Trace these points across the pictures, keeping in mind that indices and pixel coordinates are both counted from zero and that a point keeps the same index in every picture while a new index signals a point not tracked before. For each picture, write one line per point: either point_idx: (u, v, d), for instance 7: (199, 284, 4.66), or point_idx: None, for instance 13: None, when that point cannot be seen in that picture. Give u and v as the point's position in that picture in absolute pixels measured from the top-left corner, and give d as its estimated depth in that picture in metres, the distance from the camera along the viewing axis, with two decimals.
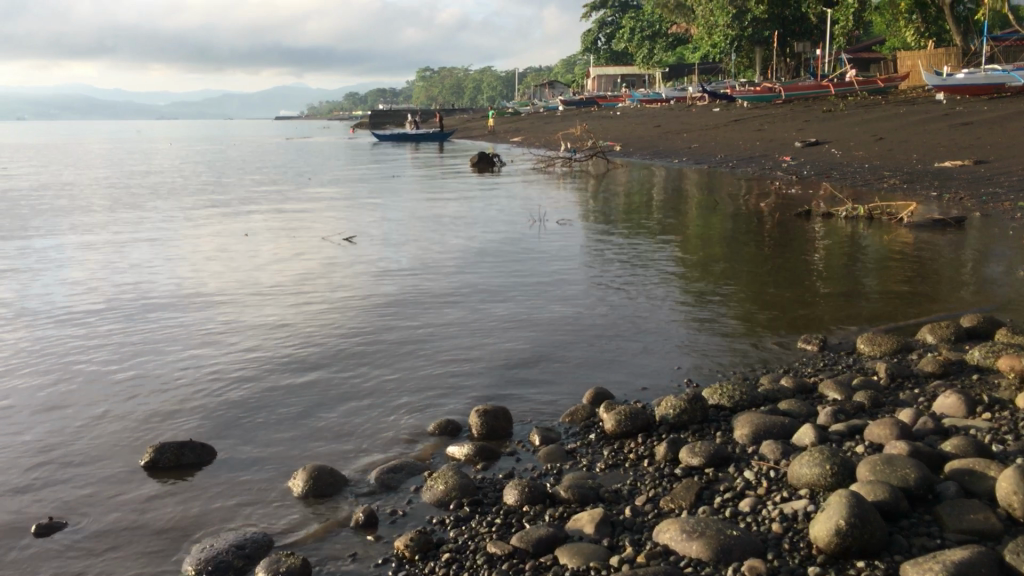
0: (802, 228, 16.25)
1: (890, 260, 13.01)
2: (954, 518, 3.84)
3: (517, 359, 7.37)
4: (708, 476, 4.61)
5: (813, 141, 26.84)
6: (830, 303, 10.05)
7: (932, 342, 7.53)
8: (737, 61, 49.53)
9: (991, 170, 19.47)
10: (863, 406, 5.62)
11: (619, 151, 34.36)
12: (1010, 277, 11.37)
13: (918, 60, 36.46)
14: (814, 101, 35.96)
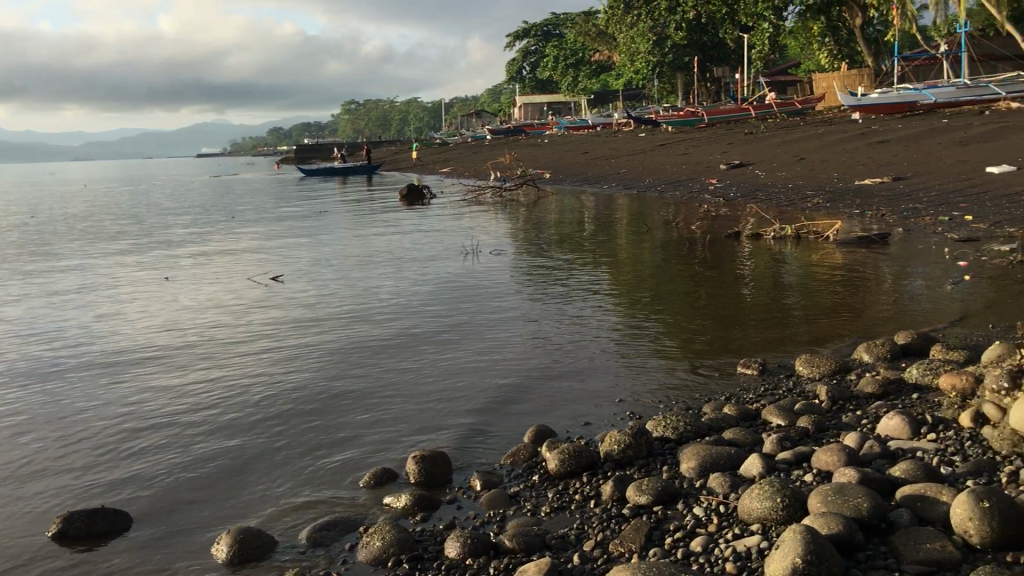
0: (732, 250, 16.37)
1: (820, 278, 13.12)
2: (910, 547, 3.73)
3: (455, 396, 7.13)
4: (658, 515, 4.44)
5: (738, 163, 27.22)
6: (765, 324, 10.06)
7: (869, 361, 7.52)
8: (659, 87, 50.30)
9: (910, 186, 19.91)
10: (808, 431, 5.53)
11: (548, 179, 34.46)
12: (936, 292, 11.53)
13: (833, 81, 37.39)
14: (736, 124, 36.61)
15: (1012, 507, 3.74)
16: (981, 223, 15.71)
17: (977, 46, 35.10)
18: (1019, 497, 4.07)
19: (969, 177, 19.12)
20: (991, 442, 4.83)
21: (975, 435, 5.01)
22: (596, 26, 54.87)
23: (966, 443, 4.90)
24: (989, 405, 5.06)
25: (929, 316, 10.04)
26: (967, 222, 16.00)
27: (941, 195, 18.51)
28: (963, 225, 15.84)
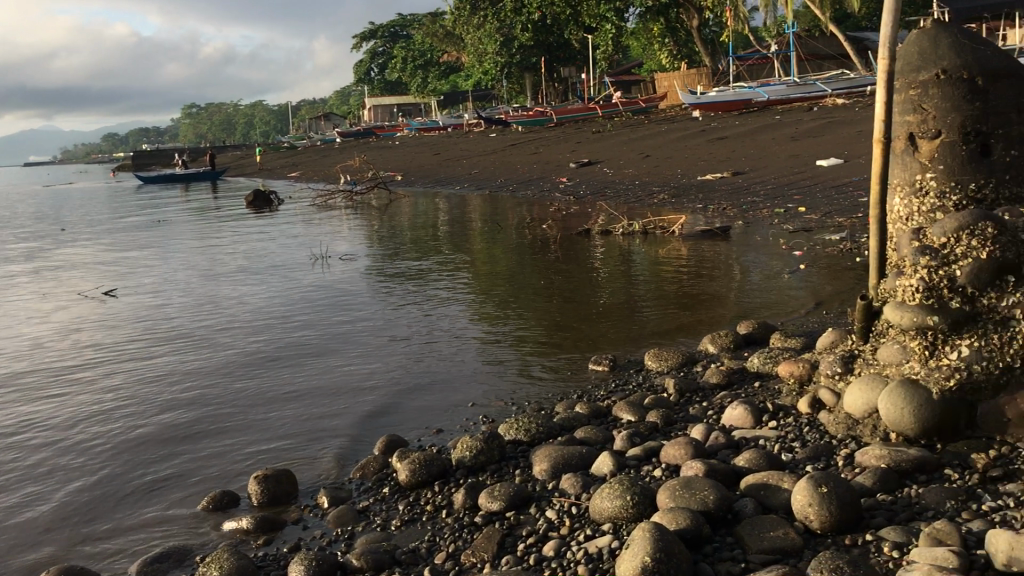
0: (583, 247, 16.63)
1: (667, 272, 13.46)
2: (755, 537, 3.79)
3: (304, 411, 6.90)
4: (511, 521, 4.38)
5: (586, 162, 27.73)
6: (617, 319, 10.22)
7: (714, 352, 7.72)
8: (508, 87, 50.70)
9: (748, 180, 20.74)
10: (657, 425, 5.59)
11: (400, 181, 34.20)
12: (775, 281, 12.01)
13: (674, 80, 38.59)
14: (584, 123, 37.30)
15: (848, 491, 3.85)
16: (813, 215, 16.50)
17: (804, 46, 36.95)
18: (854, 479, 4.22)
19: (802, 170, 20.06)
20: (828, 427, 5.01)
21: (813, 420, 5.18)
22: (443, 27, 54.87)
23: (804, 429, 5.06)
24: (825, 390, 5.24)
25: (771, 305, 10.43)
26: (800, 214, 16.78)
27: (776, 188, 19.35)
28: (797, 217, 16.59)
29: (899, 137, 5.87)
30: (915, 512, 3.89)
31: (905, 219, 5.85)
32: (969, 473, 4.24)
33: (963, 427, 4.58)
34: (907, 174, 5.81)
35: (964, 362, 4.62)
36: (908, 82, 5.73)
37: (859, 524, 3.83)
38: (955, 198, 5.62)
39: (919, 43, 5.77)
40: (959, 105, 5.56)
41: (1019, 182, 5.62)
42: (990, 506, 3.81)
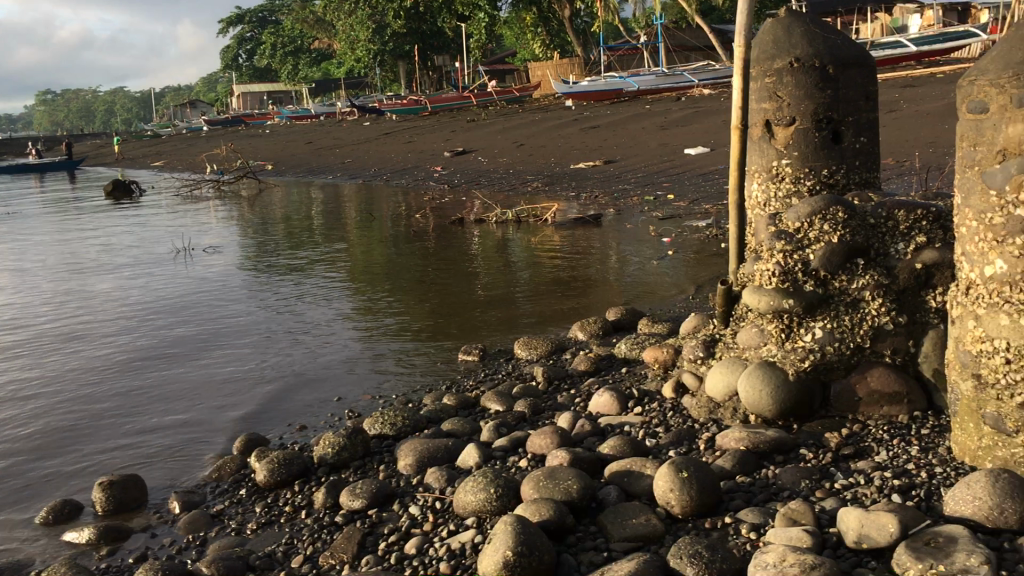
0: (458, 236, 16.55)
1: (542, 260, 13.51)
2: (618, 525, 3.77)
3: (163, 412, 6.61)
4: (372, 519, 4.26)
5: (461, 150, 27.62)
6: (494, 306, 10.20)
7: (584, 339, 7.76)
8: (381, 74, 50.04)
9: (619, 168, 21.05)
10: (524, 415, 5.55)
11: (271, 170, 33.33)
12: (648, 267, 12.18)
13: (547, 70, 38.84)
14: (458, 111, 37.16)
15: (708, 474, 3.88)
16: (681, 202, 16.86)
17: (672, 37, 37.77)
18: (715, 462, 4.27)
19: (670, 158, 20.48)
20: (691, 412, 5.07)
21: (677, 405, 5.23)
22: (314, 13, 53.69)
23: (668, 414, 5.10)
24: (688, 374, 5.29)
25: (644, 290, 10.58)
26: (669, 201, 17.12)
27: (646, 176, 19.69)
28: (666, 204, 16.91)
29: (755, 124, 5.97)
30: (772, 493, 3.96)
31: (762, 205, 5.94)
32: (824, 451, 4.34)
33: (817, 407, 4.72)
34: (765, 161, 5.92)
35: (817, 344, 4.75)
36: (764, 70, 5.83)
37: (719, 507, 3.87)
38: (810, 183, 5.77)
39: (773, 31, 5.88)
40: (812, 93, 5.70)
41: (867, 167, 5.82)
42: (842, 484, 3.91)
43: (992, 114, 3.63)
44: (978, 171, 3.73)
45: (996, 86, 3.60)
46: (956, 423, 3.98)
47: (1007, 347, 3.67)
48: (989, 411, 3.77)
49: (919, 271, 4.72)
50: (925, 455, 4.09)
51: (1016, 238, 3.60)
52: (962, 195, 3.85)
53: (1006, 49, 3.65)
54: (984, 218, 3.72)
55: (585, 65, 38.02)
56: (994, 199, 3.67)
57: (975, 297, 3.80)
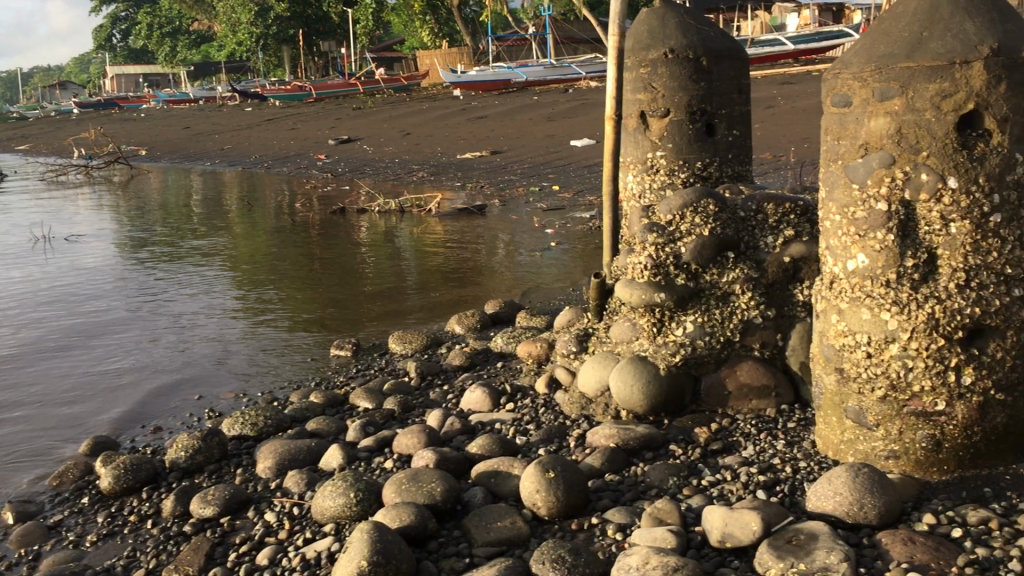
0: (344, 227, 16.20)
1: (430, 252, 13.32)
2: (482, 529, 3.63)
3: (17, 421, 6.20)
4: (224, 528, 4.01)
5: (346, 138, 27.08)
6: (383, 308, 10.03)
7: (461, 333, 7.61)
8: (264, 59, 48.72)
9: (505, 158, 20.97)
10: (393, 413, 5.36)
11: (145, 155, 32.00)
12: (535, 260, 12.12)
13: (434, 59, 38.47)
14: (343, 98, 36.46)
15: (575, 474, 3.78)
16: (566, 193, 16.88)
17: (560, 29, 37.94)
18: (584, 461, 4.17)
19: (556, 150, 20.51)
20: (563, 408, 4.97)
21: (549, 401, 5.12)
22: None
23: (540, 411, 4.98)
24: (560, 370, 5.19)
25: (533, 286, 10.53)
26: (554, 192, 17.13)
27: (532, 167, 19.67)
28: (551, 195, 16.92)
29: (630, 115, 5.91)
30: (640, 492, 3.88)
31: (637, 197, 5.90)
32: (693, 447, 4.30)
33: (687, 401, 4.69)
34: (639, 152, 5.86)
35: (688, 338, 4.70)
36: (639, 60, 5.76)
37: (586, 508, 3.76)
38: (684, 175, 5.75)
39: (647, 21, 5.81)
40: (686, 85, 5.67)
41: (739, 161, 5.83)
42: (709, 481, 3.86)
43: (855, 107, 3.64)
44: (842, 165, 3.73)
45: (859, 80, 3.61)
46: (819, 418, 3.98)
47: (868, 341, 3.69)
48: (851, 404, 3.78)
49: (787, 264, 4.75)
50: (791, 450, 4.08)
51: (877, 233, 3.63)
52: (825, 189, 3.84)
53: (869, 43, 3.66)
54: (846, 212, 3.72)
55: (473, 55, 37.81)
56: (857, 193, 3.67)
57: (838, 291, 3.80)
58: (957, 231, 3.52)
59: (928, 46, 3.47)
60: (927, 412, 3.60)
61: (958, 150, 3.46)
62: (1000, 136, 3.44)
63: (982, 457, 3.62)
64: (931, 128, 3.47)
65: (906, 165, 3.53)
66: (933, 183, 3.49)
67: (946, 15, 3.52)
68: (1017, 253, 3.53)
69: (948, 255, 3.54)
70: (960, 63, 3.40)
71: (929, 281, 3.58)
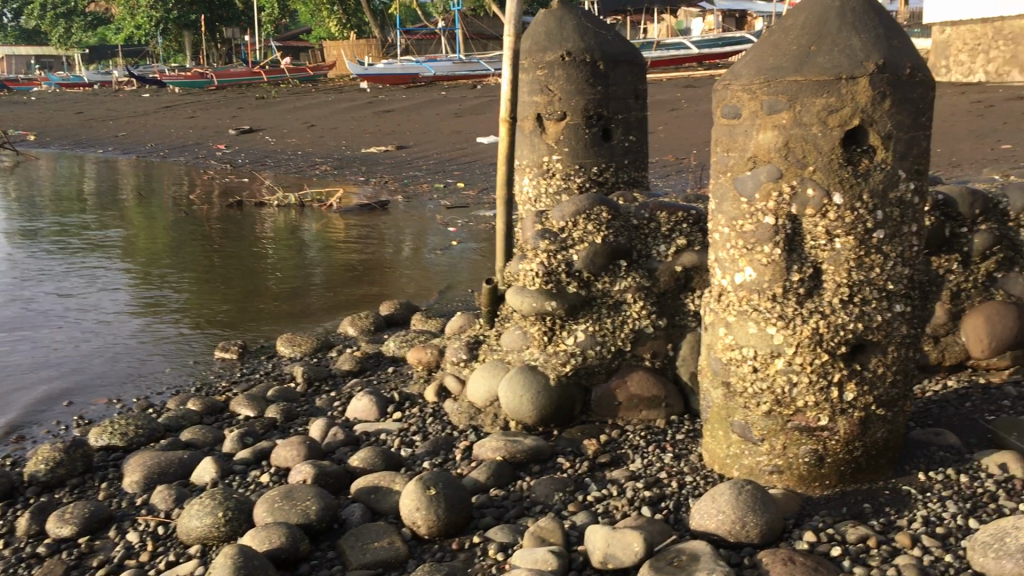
0: (244, 221, 15.77)
1: (334, 249, 13.03)
2: (358, 550, 3.48)
3: None
4: (82, 549, 3.78)
5: (247, 129, 26.39)
6: (285, 309, 9.79)
7: (354, 335, 7.42)
8: (165, 43, 47.19)
9: (410, 154, 20.70)
10: (275, 422, 5.16)
11: (34, 140, 30.61)
12: (442, 259, 11.93)
13: (342, 50, 37.86)
14: (247, 87, 35.55)
15: (458, 491, 3.66)
16: (470, 190, 16.75)
17: (469, 25, 37.77)
18: (469, 475, 4.06)
19: (462, 146, 20.35)
20: (452, 418, 4.84)
21: (438, 410, 4.98)
22: None
23: (428, 421, 4.84)
24: (450, 378, 5.05)
25: (440, 285, 10.39)
26: (458, 189, 16.97)
27: (437, 163, 19.46)
28: (455, 192, 16.77)
29: (526, 117, 5.81)
30: (524, 509, 3.79)
31: (533, 201, 5.80)
32: (581, 460, 4.22)
33: (577, 412, 4.60)
34: (535, 155, 5.77)
35: (579, 348, 4.61)
36: (536, 62, 5.66)
37: (468, 526, 3.65)
38: (579, 180, 5.68)
39: (545, 23, 5.72)
40: (583, 89, 5.59)
41: (636, 166, 5.78)
42: (595, 497, 3.79)
43: (744, 119, 3.60)
44: (731, 176, 3.68)
45: (748, 92, 3.57)
46: (706, 431, 3.94)
47: (754, 355, 3.66)
48: (737, 419, 3.75)
49: (679, 273, 4.71)
50: (678, 463, 4.04)
51: (764, 246, 3.60)
52: (715, 201, 3.79)
53: (759, 55, 3.62)
54: (734, 225, 3.68)
55: (381, 47, 37.34)
56: (744, 206, 3.63)
57: (725, 304, 3.76)
58: (841, 246, 3.51)
59: (816, 60, 3.46)
60: (811, 427, 3.60)
61: (843, 165, 3.46)
62: (883, 152, 3.45)
63: (863, 471, 3.63)
64: (817, 143, 3.45)
65: (793, 178, 3.51)
66: (819, 198, 3.48)
67: (834, 29, 3.51)
68: (898, 269, 3.56)
69: (832, 270, 3.54)
70: (846, 78, 3.40)
71: (813, 296, 3.58)
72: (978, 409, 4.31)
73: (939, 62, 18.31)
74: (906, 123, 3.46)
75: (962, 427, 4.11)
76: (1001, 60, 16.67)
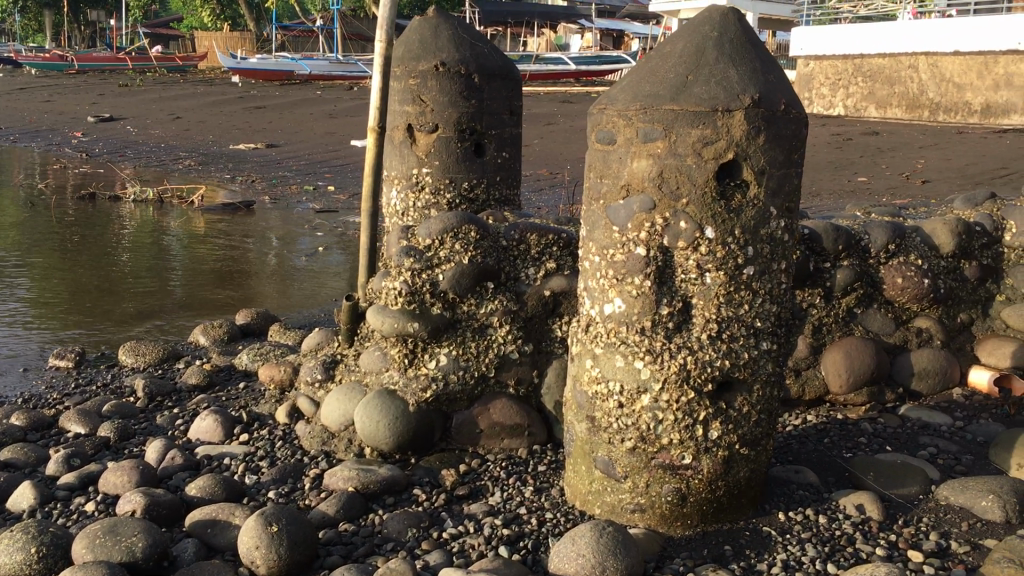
0: (101, 215, 14.91)
1: (195, 249, 12.41)
2: None
3: None
4: None
5: (107, 117, 25.07)
6: (142, 311, 9.26)
7: (205, 345, 7.00)
8: (23, 22, 44.51)
9: (280, 153, 20.06)
10: (107, 441, 4.76)
11: None
12: (310, 265, 11.47)
13: (213, 41, 36.50)
14: (110, 72, 33.85)
15: (302, 527, 3.40)
16: (341, 194, 16.30)
17: (348, 26, 37.03)
18: (316, 508, 3.80)
19: (335, 148, 19.82)
20: (302, 442, 4.55)
21: (288, 433, 4.68)
22: None
23: (276, 445, 4.53)
24: (304, 399, 4.75)
25: (310, 292, 10.02)
26: (329, 193, 16.50)
27: (308, 164, 18.90)
28: (325, 196, 16.30)
29: (396, 127, 5.58)
30: (375, 546, 3.57)
31: (401, 215, 5.58)
32: (438, 492, 4.01)
33: (436, 440, 4.38)
34: (404, 167, 5.54)
35: (440, 372, 4.40)
36: (408, 70, 5.44)
37: (311, 565, 3.40)
38: (449, 196, 5.48)
39: (419, 30, 5.50)
40: (456, 101, 5.41)
41: (507, 184, 5.62)
42: (449, 534, 3.59)
43: (619, 146, 3.47)
44: (603, 205, 3.55)
45: (624, 117, 3.44)
46: (569, 464, 3.79)
47: (620, 390, 3.54)
48: (600, 454, 3.62)
49: (547, 298, 4.57)
50: (539, 498, 3.89)
51: (635, 278, 3.48)
52: (586, 228, 3.65)
53: (635, 80, 3.51)
54: (605, 253, 3.55)
55: (255, 42, 36.20)
56: (616, 235, 3.51)
57: (593, 336, 3.63)
58: (711, 281, 3.44)
59: (692, 90, 3.36)
60: (674, 465, 3.50)
61: (717, 199, 3.38)
62: (756, 188, 3.40)
63: (725, 511, 3.56)
64: (690, 175, 3.37)
65: (666, 210, 3.42)
66: (691, 231, 3.40)
67: (712, 60, 3.43)
68: (766, 307, 3.52)
69: (702, 305, 3.47)
70: (722, 111, 3.31)
71: (681, 330, 3.50)
72: (836, 445, 4.36)
73: (801, 94, 18.99)
74: (778, 159, 3.42)
75: (821, 465, 4.12)
76: (859, 96, 17.45)
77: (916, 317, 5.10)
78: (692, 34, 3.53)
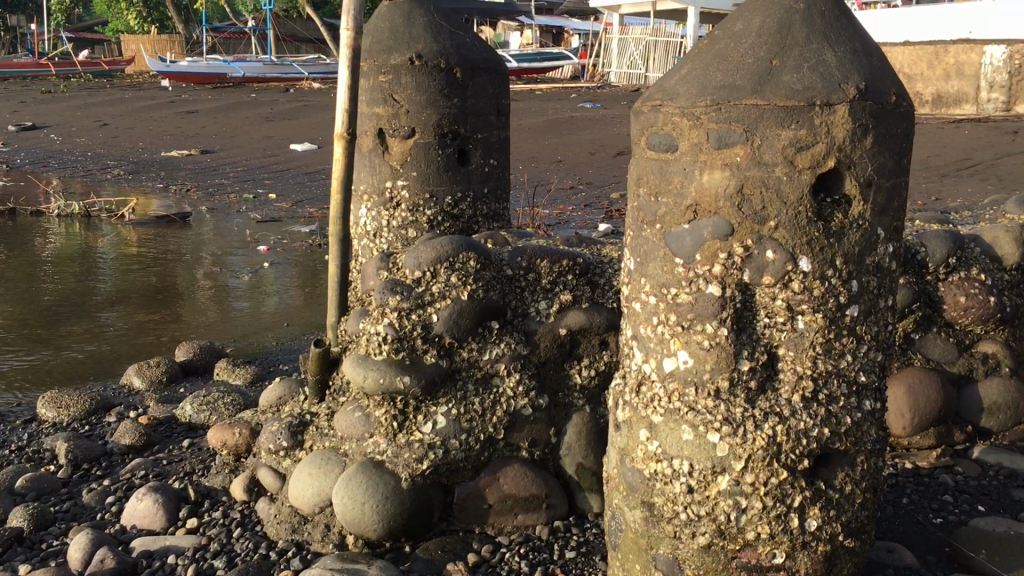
0: (22, 231, 13.72)
1: (126, 267, 11.36)
2: None
3: None
4: None
5: (29, 125, 23.58)
6: (62, 339, 8.22)
7: (140, 389, 6.06)
8: None
9: (216, 159, 18.91)
10: (20, 534, 3.84)
11: None
12: (248, 282, 10.51)
13: (140, 44, 34.88)
14: (31, 78, 32.08)
15: None
16: (283, 203, 15.23)
17: (281, 26, 35.69)
18: None
19: (273, 153, 18.70)
20: (267, 529, 3.69)
21: (248, 516, 3.81)
22: None
23: (234, 535, 3.67)
24: (266, 470, 3.87)
25: (250, 314, 8.99)
26: (270, 201, 15.45)
27: (246, 171, 17.79)
28: (266, 204, 15.26)
29: (364, 132, 4.71)
30: None
31: (372, 236, 4.71)
32: None
33: (436, 520, 3.54)
34: (375, 181, 4.68)
35: (439, 437, 3.54)
36: (378, 65, 4.58)
37: None
38: (430, 213, 4.62)
39: (389, 17, 4.65)
40: (436, 101, 4.55)
41: (496, 197, 4.79)
42: None
43: (682, 154, 2.66)
44: (659, 229, 2.74)
45: (689, 117, 2.64)
46: (615, 560, 2.97)
47: (688, 470, 2.72)
48: (662, 552, 2.79)
49: (563, 338, 3.76)
50: None
51: (706, 325, 2.68)
52: (636, 260, 2.84)
53: (698, 69, 2.70)
54: (663, 292, 2.75)
55: (184, 44, 34.66)
56: (679, 271, 2.70)
57: (648, 399, 2.81)
58: (805, 327, 2.65)
59: (779, 79, 2.56)
60: (763, 567, 2.69)
61: (814, 221, 2.59)
62: (862, 204, 2.62)
63: None
64: (780, 189, 2.57)
65: (747, 236, 2.61)
66: (780, 263, 2.60)
67: (802, 40, 2.63)
68: (871, 357, 2.74)
69: (792, 358, 2.68)
70: (820, 106, 2.52)
71: (765, 391, 2.70)
72: (918, 509, 3.63)
73: None
74: (888, 167, 2.64)
75: (910, 539, 3.39)
76: None
77: (980, 341, 4.36)
78: (769, 5, 2.72)
